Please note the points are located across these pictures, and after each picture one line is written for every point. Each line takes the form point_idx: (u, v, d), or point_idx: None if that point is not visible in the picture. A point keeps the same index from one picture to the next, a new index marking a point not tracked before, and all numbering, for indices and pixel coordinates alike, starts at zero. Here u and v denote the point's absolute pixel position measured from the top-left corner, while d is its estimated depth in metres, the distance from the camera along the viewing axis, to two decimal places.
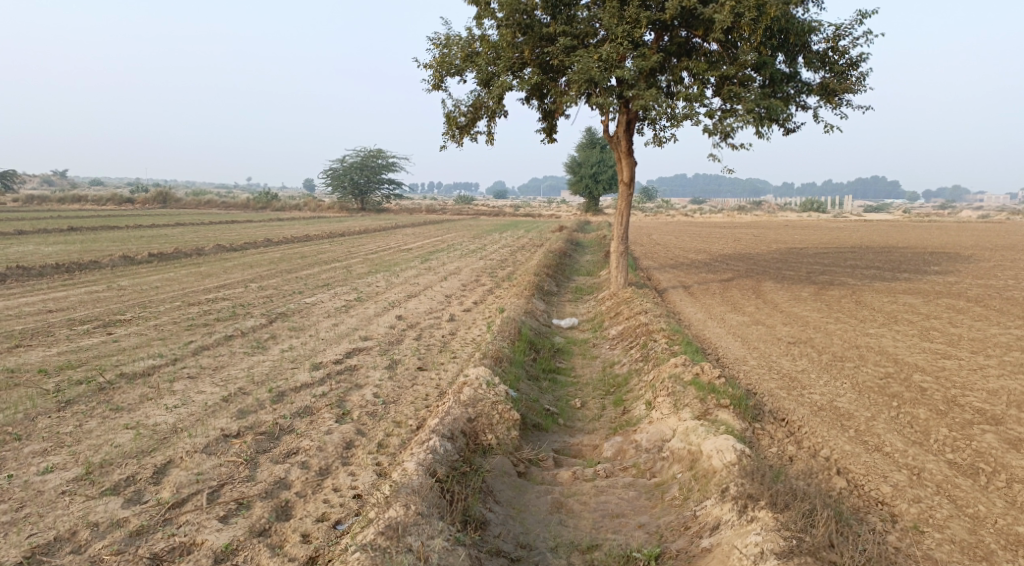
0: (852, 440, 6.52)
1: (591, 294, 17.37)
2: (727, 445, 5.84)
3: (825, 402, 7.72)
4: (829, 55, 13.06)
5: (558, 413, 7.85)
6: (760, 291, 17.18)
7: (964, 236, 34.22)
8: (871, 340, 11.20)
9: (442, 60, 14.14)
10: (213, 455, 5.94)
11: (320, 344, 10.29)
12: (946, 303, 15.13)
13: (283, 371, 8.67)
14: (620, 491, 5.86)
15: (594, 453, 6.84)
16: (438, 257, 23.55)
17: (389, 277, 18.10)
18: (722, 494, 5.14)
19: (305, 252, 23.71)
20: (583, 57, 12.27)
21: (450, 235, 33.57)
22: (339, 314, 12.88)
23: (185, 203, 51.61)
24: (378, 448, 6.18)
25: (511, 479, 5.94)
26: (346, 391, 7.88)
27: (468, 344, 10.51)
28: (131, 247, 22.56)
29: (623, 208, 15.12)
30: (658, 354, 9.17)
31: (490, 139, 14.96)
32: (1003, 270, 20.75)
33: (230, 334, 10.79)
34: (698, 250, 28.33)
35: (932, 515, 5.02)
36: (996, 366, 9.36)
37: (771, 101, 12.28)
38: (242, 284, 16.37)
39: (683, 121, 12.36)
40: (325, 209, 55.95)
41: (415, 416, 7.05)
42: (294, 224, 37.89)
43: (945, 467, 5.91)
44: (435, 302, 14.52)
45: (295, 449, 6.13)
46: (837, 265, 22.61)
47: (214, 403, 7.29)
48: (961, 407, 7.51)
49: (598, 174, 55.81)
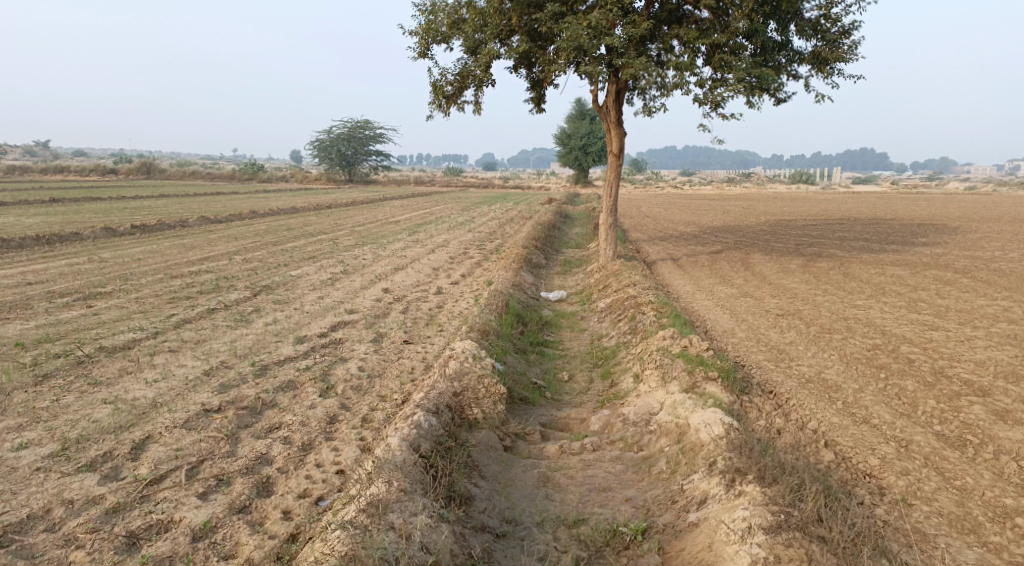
0: (840, 412, 6.49)
1: (580, 267, 17.26)
2: (715, 418, 5.79)
3: (814, 374, 7.69)
4: (822, 23, 12.85)
5: (545, 386, 7.78)
6: (749, 263, 17.12)
7: (951, 207, 34.35)
8: (859, 312, 11.18)
9: (428, 27, 13.81)
10: (193, 431, 5.82)
11: (305, 317, 10.15)
12: (933, 274, 15.15)
13: (267, 344, 8.54)
14: (607, 465, 5.81)
15: (581, 427, 6.78)
16: (426, 229, 23.34)
17: (376, 250, 17.91)
18: (709, 468, 5.09)
19: (291, 224, 23.43)
20: (572, 24, 12.00)
21: (439, 207, 33.31)
22: (325, 286, 12.72)
23: (168, 173, 50.92)
24: (363, 423, 6.09)
25: (497, 454, 5.87)
26: (330, 365, 7.77)
27: (455, 317, 10.40)
28: (113, 219, 22.18)
29: (612, 179, 14.94)
30: (646, 327, 9.10)
31: (477, 109, 14.71)
32: (991, 242, 20.79)
33: (213, 307, 10.61)
34: (688, 222, 28.23)
35: (920, 488, 4.99)
36: (984, 338, 9.36)
37: (762, 70, 12.09)
38: (226, 256, 16.15)
39: (673, 90, 12.16)
40: (312, 181, 55.30)
41: (401, 390, 6.95)
42: (280, 195, 37.47)
43: (933, 439, 5.89)
44: (422, 275, 14.38)
45: (277, 424, 6.03)
46: (826, 237, 22.59)
47: (195, 377, 7.16)
48: (948, 378, 7.50)
49: (588, 146, 55.37)
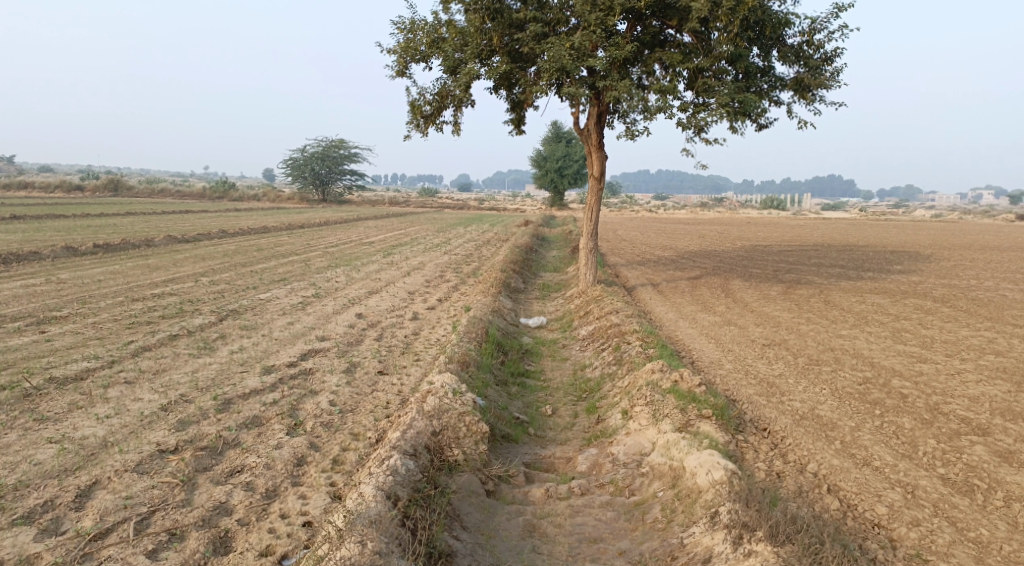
0: (839, 453, 6.17)
1: (559, 291, 16.93)
2: (712, 461, 5.43)
3: (807, 410, 7.38)
4: (804, 50, 12.80)
5: (528, 422, 7.37)
6: (729, 289, 16.91)
7: (921, 235, 34.84)
8: (845, 343, 10.96)
9: (407, 46, 13.51)
10: (145, 476, 5.29)
11: (273, 345, 9.63)
12: (913, 303, 15.05)
13: (231, 375, 8.01)
14: (598, 512, 5.42)
15: (567, 467, 6.38)
16: (401, 250, 22.90)
17: (350, 272, 17.39)
18: (712, 521, 4.71)
19: (262, 245, 22.84)
20: (555, 44, 11.77)
21: (414, 228, 32.91)
22: (295, 311, 12.19)
23: (137, 191, 49.84)
24: (333, 466, 5.62)
25: (480, 500, 5.43)
26: (299, 398, 7.28)
27: (432, 346, 9.95)
28: (76, 237, 21.39)
29: (592, 203, 14.67)
30: (632, 358, 8.75)
31: (456, 130, 14.41)
32: (965, 270, 20.92)
33: (175, 333, 10.03)
34: (665, 247, 28.20)
35: (933, 542, 4.70)
36: (974, 371, 9.17)
37: (746, 95, 11.96)
38: (193, 278, 15.52)
39: (656, 114, 11.97)
40: (285, 200, 54.60)
41: (375, 427, 6.49)
42: (252, 215, 36.78)
43: (939, 483, 5.59)
44: (397, 299, 13.91)
45: (239, 466, 5.53)
46: (802, 263, 22.57)
47: (152, 413, 6.62)
48: (945, 416, 7.23)
49: (564, 169, 55.44)
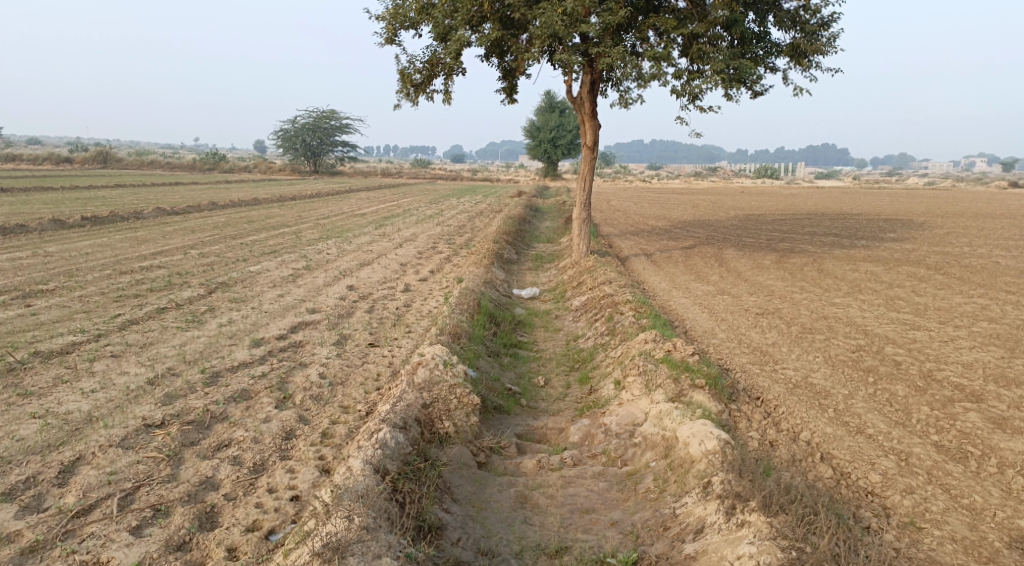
0: (832, 422, 6.13)
1: (552, 262, 16.82)
2: (705, 431, 5.37)
3: (800, 379, 7.34)
4: (801, 14, 12.54)
5: (520, 393, 7.31)
6: (723, 259, 16.82)
7: (915, 203, 34.74)
8: (839, 311, 10.92)
9: (395, 12, 13.19)
10: (130, 450, 5.21)
11: (263, 317, 9.52)
12: (907, 271, 15.01)
13: (220, 348, 7.91)
14: (589, 483, 5.37)
15: (559, 438, 6.33)
16: (393, 222, 22.70)
17: (341, 244, 17.22)
18: (705, 491, 4.67)
19: (252, 217, 22.60)
20: (546, 10, 11.49)
21: (407, 199, 32.62)
22: (285, 284, 12.05)
23: (126, 163, 49.22)
24: (322, 439, 5.55)
25: (471, 472, 5.38)
26: (289, 371, 7.19)
27: (424, 317, 9.86)
28: (63, 210, 21.10)
29: (585, 173, 14.48)
30: (625, 328, 8.67)
31: (447, 99, 14.16)
32: (959, 237, 20.88)
33: (163, 306, 9.91)
34: (658, 217, 28.05)
35: (927, 510, 4.68)
36: (968, 338, 9.14)
37: (741, 61, 11.74)
38: (182, 251, 15.33)
39: (650, 82, 11.75)
40: (276, 172, 54.03)
41: (365, 400, 6.42)
42: (242, 187, 36.39)
43: (932, 450, 5.56)
44: (389, 271, 13.78)
45: (227, 440, 5.45)
46: (796, 232, 22.49)
47: (138, 387, 6.52)
48: (939, 383, 7.20)
49: (558, 139, 54.95)
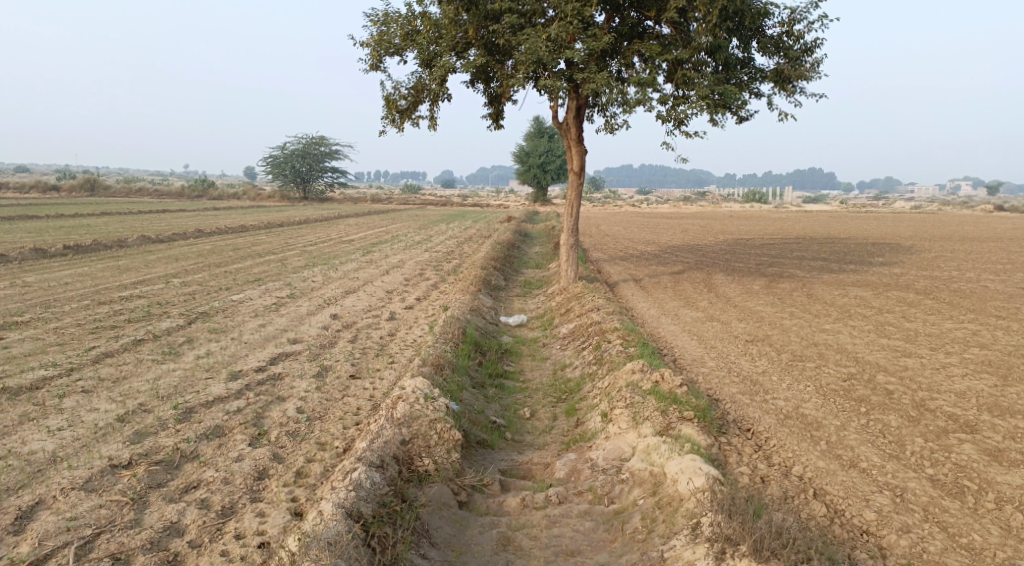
0: (825, 455, 5.96)
1: (540, 288, 16.67)
2: (694, 468, 5.20)
3: (791, 409, 7.18)
4: (784, 40, 12.60)
5: (504, 426, 7.10)
6: (712, 284, 16.73)
7: (902, 226, 34.98)
8: (829, 337, 10.80)
9: (380, 38, 13.16)
10: (93, 493, 4.96)
11: (242, 349, 9.28)
12: (896, 295, 14.96)
13: (195, 382, 7.66)
14: (575, 523, 5.16)
15: (545, 474, 6.12)
16: (381, 248, 22.54)
17: (327, 272, 17.02)
18: (694, 532, 4.47)
19: (238, 244, 22.39)
20: (531, 36, 11.48)
21: (396, 225, 32.54)
22: (268, 313, 11.83)
23: (114, 190, 48.97)
24: (296, 479, 5.32)
25: (451, 513, 5.16)
26: (266, 406, 6.96)
27: (408, 347, 9.65)
28: (45, 239, 20.80)
29: (572, 198, 14.41)
30: (612, 358, 8.49)
31: (432, 125, 14.10)
32: (946, 261, 20.95)
33: (139, 338, 9.65)
34: (647, 241, 28.06)
35: (925, 550, 4.51)
36: (959, 365, 9.03)
37: (726, 87, 11.75)
38: (164, 279, 15.08)
39: (635, 107, 11.72)
40: (265, 198, 53.92)
41: (343, 436, 6.19)
42: (230, 213, 36.20)
43: (928, 485, 5.40)
44: (375, 299, 13.59)
45: (195, 482, 5.21)
46: (784, 256, 22.51)
47: (107, 425, 6.27)
48: (932, 413, 7.05)
49: (547, 164, 55.21)
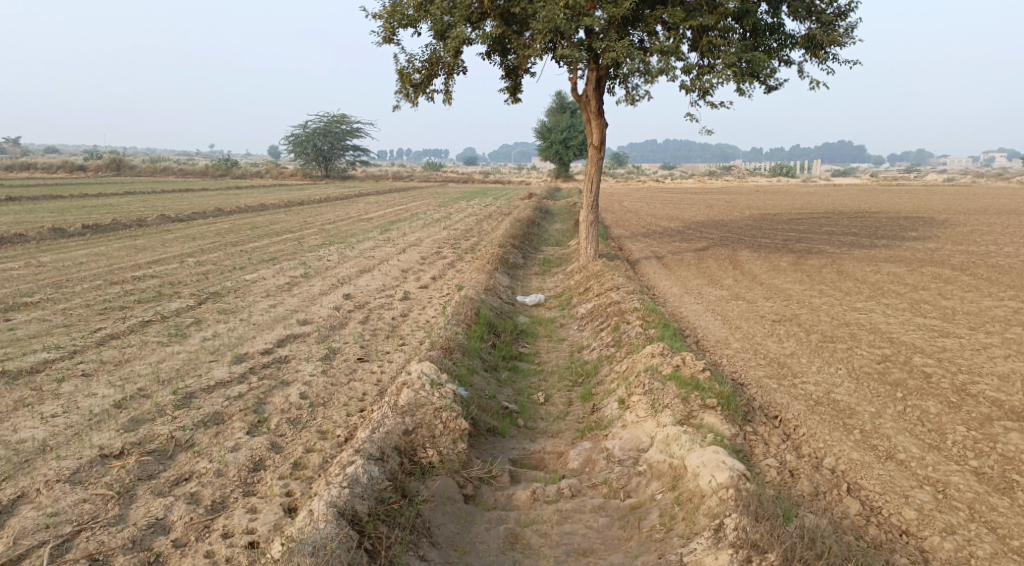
0: (859, 445, 5.53)
1: (559, 267, 16.27)
2: (716, 461, 4.82)
3: (822, 395, 6.73)
4: (816, 4, 11.91)
5: (517, 412, 6.77)
6: (737, 261, 16.18)
7: (934, 200, 33.86)
8: (861, 316, 10.27)
9: (393, 9, 12.68)
10: (78, 487, 4.75)
11: (250, 330, 9.02)
12: (931, 271, 14.33)
13: (198, 365, 7.42)
14: (588, 518, 4.82)
15: (558, 464, 5.78)
16: (399, 226, 22.23)
17: (343, 250, 16.75)
18: (716, 535, 4.11)
19: (257, 223, 22.23)
20: (548, 4, 10.93)
21: (415, 202, 32.26)
22: (280, 293, 11.59)
23: (140, 169, 49.27)
24: (293, 471, 5.05)
25: (456, 508, 4.85)
26: (268, 391, 6.69)
27: (420, 328, 9.34)
28: (65, 219, 20.78)
29: (592, 173, 13.92)
30: (631, 340, 8.09)
31: (448, 98, 13.66)
32: (982, 235, 20.12)
33: (147, 319, 9.44)
34: (670, 217, 27.51)
35: (972, 555, 4.11)
36: (1001, 346, 8.48)
37: (754, 54, 11.13)
38: (178, 259, 14.91)
39: (657, 77, 11.18)
40: (288, 177, 53.91)
41: (345, 423, 5.89)
42: (251, 192, 36.14)
43: (973, 479, 4.96)
44: (389, 278, 13.28)
45: (187, 475, 4.97)
46: (813, 231, 21.80)
47: (103, 411, 6.06)
48: (974, 398, 6.57)
49: (569, 140, 54.37)
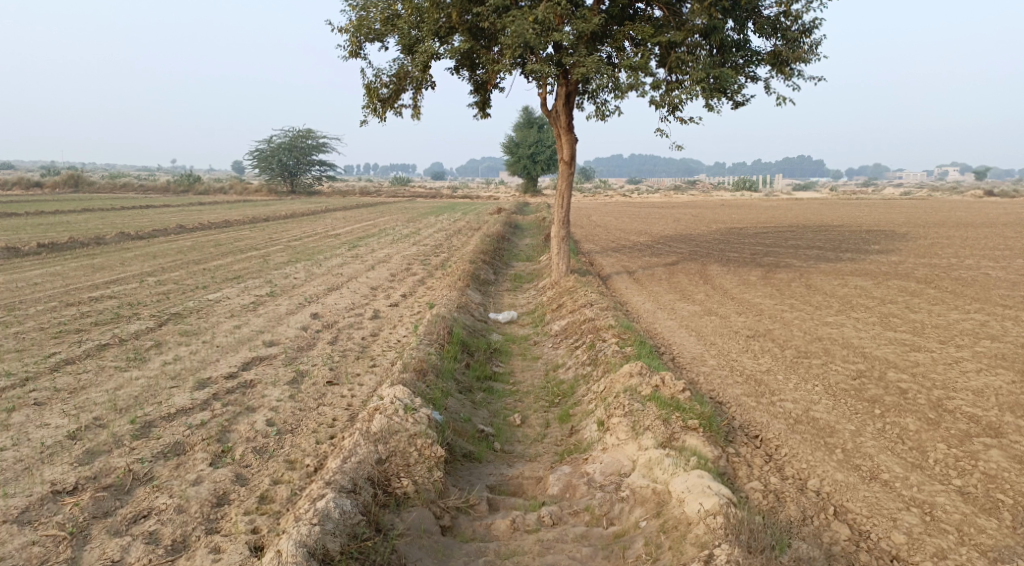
0: (842, 465, 5.46)
1: (530, 282, 16.14)
2: (702, 487, 4.72)
3: (801, 412, 6.66)
4: (781, 21, 12.05)
5: (493, 436, 6.57)
6: (707, 276, 16.22)
7: (894, 213, 34.61)
8: (833, 331, 10.30)
9: (360, 23, 12.49)
10: (26, 528, 4.44)
11: (213, 353, 8.68)
12: (897, 285, 14.51)
13: (158, 392, 7.07)
14: (571, 548, 4.65)
15: (537, 489, 5.60)
16: (367, 242, 21.91)
17: (310, 268, 16.40)
18: None
19: (221, 240, 21.72)
20: (518, 18, 10.85)
21: (383, 218, 31.94)
22: (245, 313, 11.23)
23: (99, 186, 48.05)
24: (260, 506, 4.79)
25: (433, 541, 4.64)
26: (233, 418, 6.38)
27: (391, 349, 9.08)
28: (20, 237, 20.04)
29: (563, 188, 13.84)
30: (608, 358, 7.95)
31: (416, 114, 13.48)
32: (943, 248, 20.52)
33: (104, 343, 9.03)
34: (638, 232, 27.62)
35: None
36: (972, 360, 8.54)
37: (722, 69, 11.19)
38: (138, 278, 14.42)
39: (628, 92, 11.15)
40: (252, 193, 53.10)
41: (315, 452, 5.64)
42: (214, 208, 35.41)
43: (958, 500, 4.91)
44: (358, 296, 13.00)
45: (146, 512, 4.68)
46: (779, 245, 22.04)
47: (55, 442, 5.71)
48: (951, 414, 6.56)
49: (536, 155, 54.52)
